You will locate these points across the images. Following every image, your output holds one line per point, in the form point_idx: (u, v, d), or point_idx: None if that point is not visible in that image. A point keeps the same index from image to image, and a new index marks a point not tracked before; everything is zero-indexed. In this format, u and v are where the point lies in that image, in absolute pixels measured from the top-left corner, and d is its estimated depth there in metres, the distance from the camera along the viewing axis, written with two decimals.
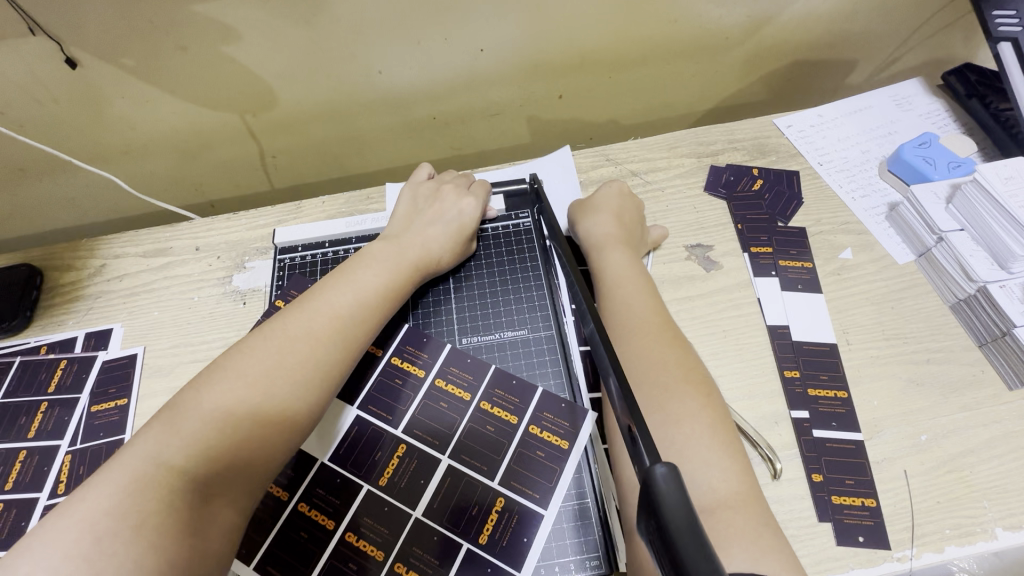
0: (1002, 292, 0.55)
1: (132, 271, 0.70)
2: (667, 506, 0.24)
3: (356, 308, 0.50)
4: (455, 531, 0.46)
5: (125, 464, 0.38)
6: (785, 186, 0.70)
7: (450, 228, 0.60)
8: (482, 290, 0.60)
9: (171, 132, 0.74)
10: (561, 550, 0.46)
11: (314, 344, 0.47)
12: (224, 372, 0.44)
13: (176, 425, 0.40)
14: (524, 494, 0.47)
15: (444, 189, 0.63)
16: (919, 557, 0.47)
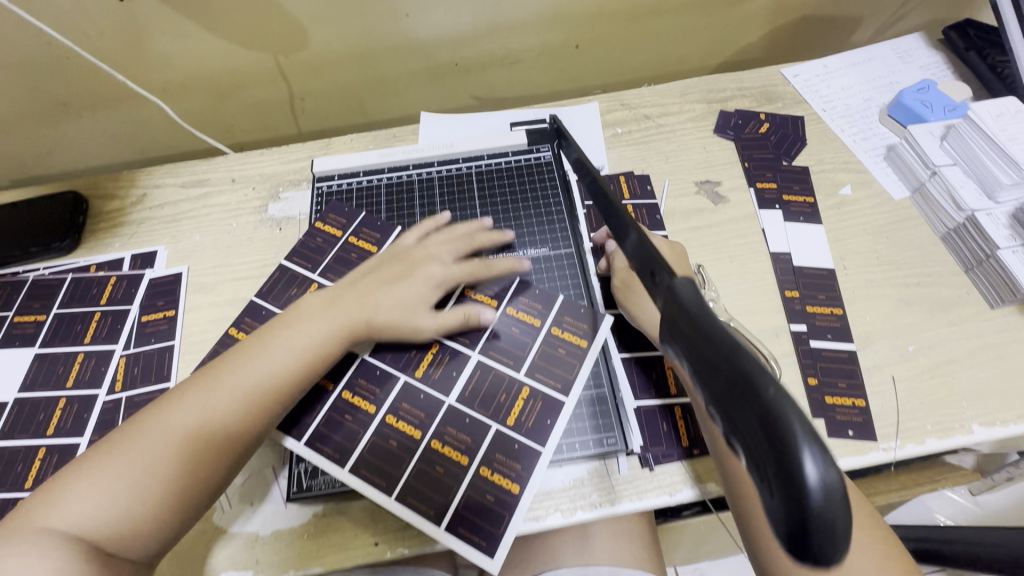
0: (987, 218, 0.59)
1: (172, 200, 0.74)
2: (667, 272, 0.29)
3: (268, 374, 0.48)
4: (483, 414, 0.51)
5: (28, 525, 0.40)
6: (790, 129, 0.74)
7: (404, 297, 0.54)
8: (506, 216, 0.65)
9: (207, 71, 0.77)
10: (580, 430, 0.53)
11: (216, 407, 0.46)
12: (131, 435, 0.45)
13: (79, 484, 0.42)
14: (548, 385, 0.52)
15: (419, 253, 0.58)
16: (903, 447, 0.52)
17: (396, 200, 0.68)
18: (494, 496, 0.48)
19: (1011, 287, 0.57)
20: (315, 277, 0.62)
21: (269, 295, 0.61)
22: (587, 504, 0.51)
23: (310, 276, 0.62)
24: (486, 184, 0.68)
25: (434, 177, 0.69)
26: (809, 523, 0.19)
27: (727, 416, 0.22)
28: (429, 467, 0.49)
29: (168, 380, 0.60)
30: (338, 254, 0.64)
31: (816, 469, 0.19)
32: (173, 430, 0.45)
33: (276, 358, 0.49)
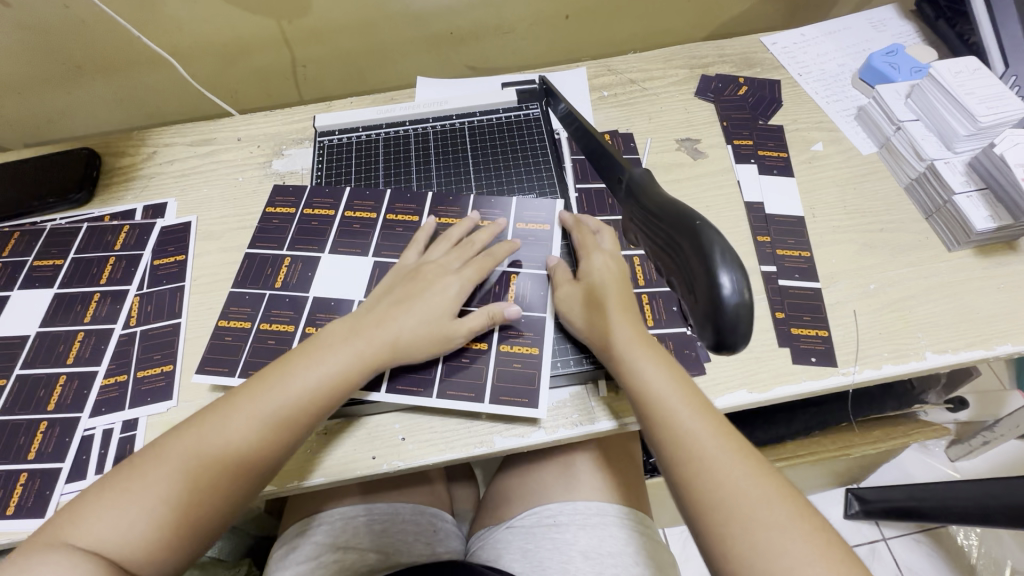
0: (945, 167, 0.64)
1: (181, 157, 0.78)
2: (642, 179, 0.49)
3: (289, 396, 0.49)
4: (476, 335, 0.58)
5: (53, 538, 0.43)
6: (767, 92, 0.79)
7: (424, 318, 0.55)
8: (494, 167, 0.70)
9: (215, 36, 0.81)
10: (562, 351, 0.58)
11: (232, 437, 0.47)
12: (151, 461, 0.46)
13: (100, 507, 0.44)
14: (534, 301, 0.60)
15: (431, 269, 0.59)
16: (860, 371, 0.57)
17: (394, 151, 0.73)
18: (490, 399, 0.55)
19: (965, 229, 0.62)
20: (284, 253, 0.66)
21: (246, 280, 0.64)
22: (568, 421, 0.55)
23: (279, 253, 0.66)
24: (479, 138, 0.72)
25: (430, 132, 0.74)
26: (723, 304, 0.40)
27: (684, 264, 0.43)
28: (431, 376, 0.56)
29: (180, 316, 0.64)
30: (299, 227, 0.67)
31: (729, 282, 0.40)
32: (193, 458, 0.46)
33: (291, 389, 0.50)
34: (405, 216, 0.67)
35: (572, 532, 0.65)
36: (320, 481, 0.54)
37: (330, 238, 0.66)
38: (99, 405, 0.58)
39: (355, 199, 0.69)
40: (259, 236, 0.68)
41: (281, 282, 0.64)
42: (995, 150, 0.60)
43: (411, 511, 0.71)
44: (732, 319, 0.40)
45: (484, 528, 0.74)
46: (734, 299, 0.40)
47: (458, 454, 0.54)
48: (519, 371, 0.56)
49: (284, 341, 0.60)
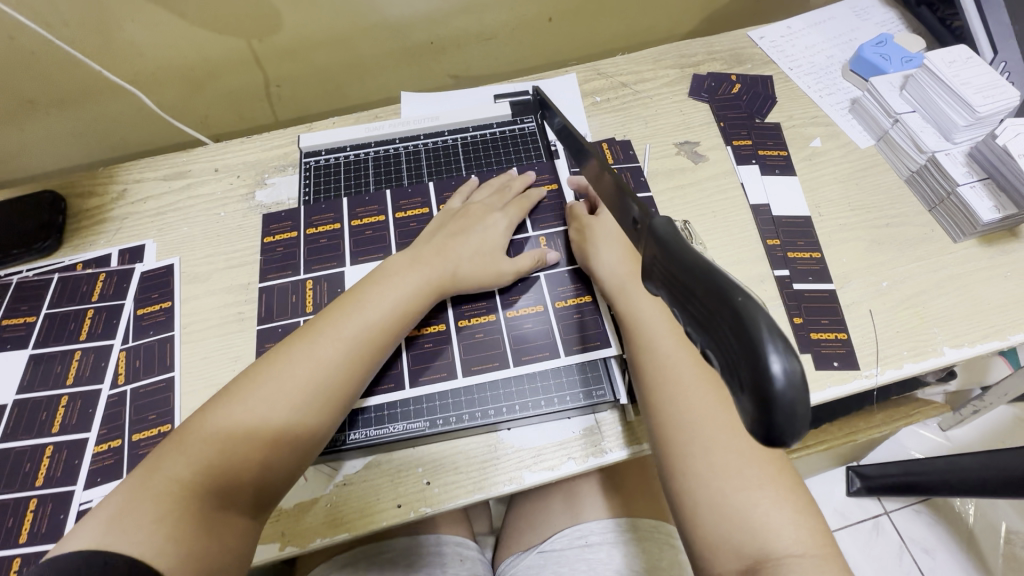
0: (946, 158, 0.64)
1: (155, 193, 0.73)
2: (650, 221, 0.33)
3: (352, 330, 0.50)
4: (483, 309, 0.59)
5: (154, 462, 0.43)
6: (760, 88, 0.78)
7: (480, 245, 0.59)
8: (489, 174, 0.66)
9: (181, 59, 0.76)
10: (569, 383, 0.55)
11: (315, 367, 0.48)
12: (212, 418, 0.45)
13: (169, 458, 0.43)
14: (538, 339, 0.57)
15: (477, 208, 0.62)
16: (883, 372, 0.57)
17: (384, 171, 0.68)
18: (514, 362, 0.57)
19: (971, 220, 0.62)
20: (304, 276, 0.63)
21: (272, 313, 0.61)
22: (596, 449, 0.53)
23: (298, 278, 0.63)
24: (472, 156, 0.69)
25: (421, 150, 0.70)
26: (772, 409, 0.22)
27: (710, 332, 0.25)
28: (452, 359, 0.57)
29: (172, 370, 0.59)
30: (308, 247, 0.64)
31: (779, 362, 0.22)
32: (255, 410, 0.45)
33: (353, 327, 0.50)
34: (415, 211, 0.65)
35: (604, 551, 0.63)
36: (345, 536, 0.51)
37: (348, 250, 0.63)
38: (93, 476, 0.54)
39: (357, 207, 0.66)
40: (266, 267, 0.64)
41: (311, 305, 0.61)
42: (997, 140, 0.60)
43: (435, 542, 0.69)
44: (785, 419, 0.22)
45: (512, 555, 0.72)
46: (790, 397, 0.21)
47: (487, 494, 0.52)
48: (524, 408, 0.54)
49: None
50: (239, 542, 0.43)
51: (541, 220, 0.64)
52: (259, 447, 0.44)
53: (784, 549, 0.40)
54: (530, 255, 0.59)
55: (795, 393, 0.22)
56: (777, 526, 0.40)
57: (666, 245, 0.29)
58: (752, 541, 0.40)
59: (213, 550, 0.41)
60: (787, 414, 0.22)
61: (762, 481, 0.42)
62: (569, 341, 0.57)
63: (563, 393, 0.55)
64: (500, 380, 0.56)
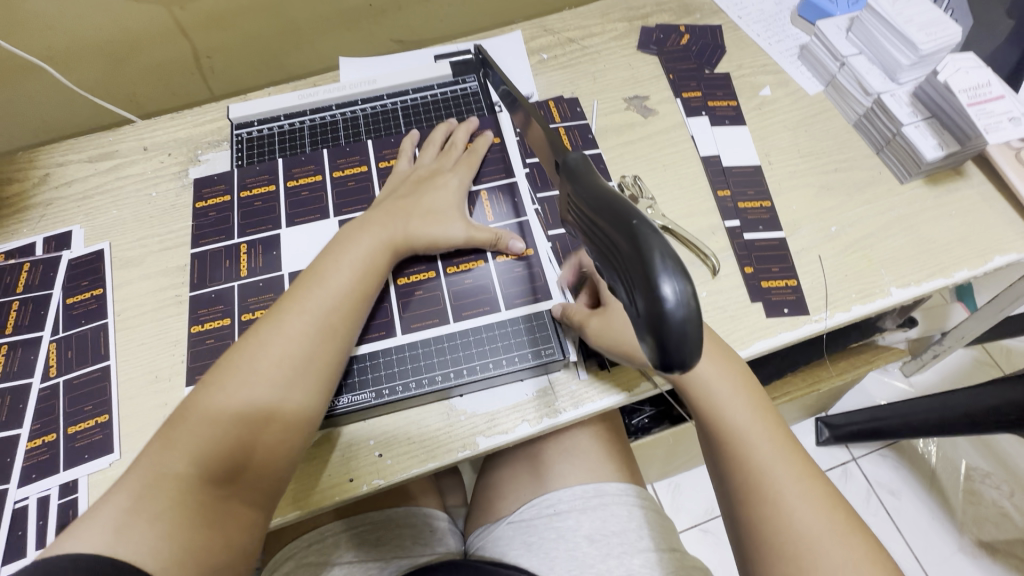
0: (892, 99, 0.63)
1: (80, 176, 0.69)
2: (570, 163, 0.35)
3: (327, 303, 0.47)
4: (423, 266, 0.56)
5: (146, 465, 0.40)
6: (709, 38, 0.76)
7: (436, 196, 0.56)
8: (431, 135, 0.62)
9: (98, 32, 0.71)
10: (520, 344, 0.54)
11: (295, 342, 0.44)
12: (193, 411, 0.42)
13: (157, 455, 0.40)
14: (486, 301, 0.55)
15: (429, 169, 0.58)
16: (832, 316, 0.57)
17: (321, 136, 0.64)
18: (455, 318, 0.54)
19: (916, 160, 0.62)
20: (238, 240, 0.57)
21: (204, 278, 0.55)
22: (550, 410, 0.53)
23: (232, 242, 0.57)
24: (414, 119, 0.65)
25: (359, 116, 0.65)
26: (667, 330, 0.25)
27: (618, 266, 0.28)
28: (390, 318, 0.54)
29: (107, 359, 0.57)
30: (242, 211, 0.59)
31: (673, 290, 0.25)
32: (237, 395, 0.42)
33: (328, 295, 0.47)
34: (353, 169, 0.61)
35: (574, 518, 0.63)
36: (298, 514, 0.49)
37: (284, 213, 0.59)
38: (28, 473, 0.52)
39: (292, 167, 0.61)
40: (198, 233, 0.58)
41: (246, 269, 0.56)
42: (938, 77, 0.59)
43: (403, 513, 0.67)
44: (682, 344, 0.25)
45: (482, 526, 0.71)
46: (679, 316, 0.25)
47: (442, 461, 0.51)
48: (472, 374, 0.52)
49: (225, 337, 0.53)
50: (244, 534, 0.41)
51: (484, 173, 0.61)
52: (249, 430, 0.42)
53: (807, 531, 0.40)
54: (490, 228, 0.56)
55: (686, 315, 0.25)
56: (800, 511, 0.41)
57: (583, 188, 0.32)
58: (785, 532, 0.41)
59: (216, 546, 0.39)
60: (684, 338, 0.25)
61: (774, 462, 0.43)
62: (517, 300, 0.55)
63: (512, 354, 0.53)
64: (444, 337, 0.54)
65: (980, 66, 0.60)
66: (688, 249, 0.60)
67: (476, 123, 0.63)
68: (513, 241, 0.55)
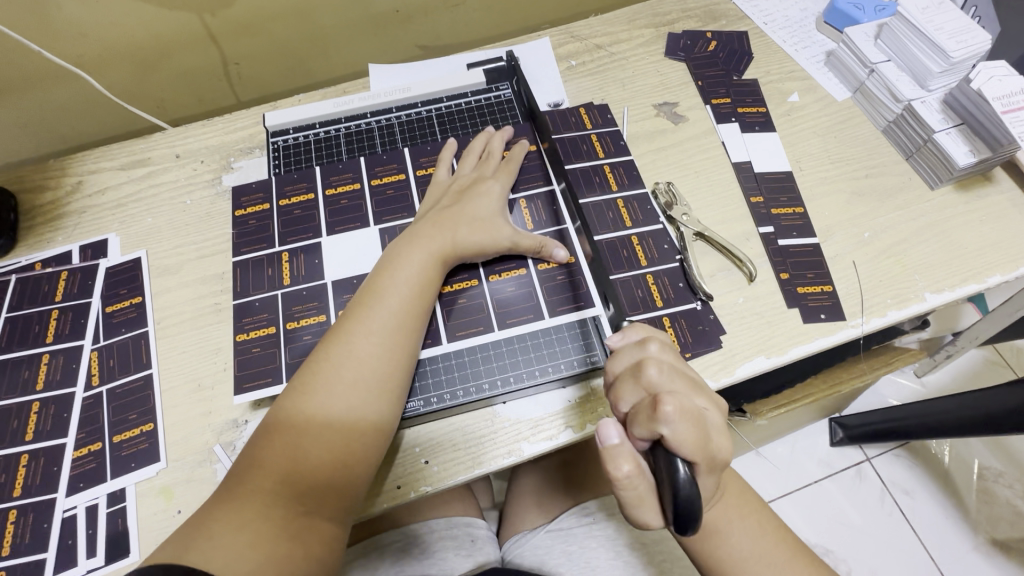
0: (922, 106, 0.64)
1: (114, 183, 0.69)
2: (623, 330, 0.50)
3: (392, 320, 0.48)
4: (466, 275, 0.56)
5: (232, 483, 0.42)
6: (736, 45, 0.76)
7: (481, 207, 0.56)
8: (469, 145, 0.62)
9: (129, 40, 0.71)
10: (563, 352, 0.54)
11: (361, 360, 0.46)
12: (272, 431, 0.44)
13: (245, 472, 0.42)
14: (530, 309, 0.56)
15: (470, 180, 0.59)
16: (868, 321, 0.58)
17: (358, 144, 0.64)
18: (499, 325, 0.55)
19: (947, 166, 0.62)
20: (279, 249, 0.58)
21: (247, 287, 0.56)
22: (594, 416, 0.53)
23: (273, 250, 0.58)
24: (449, 127, 0.66)
25: (395, 124, 0.66)
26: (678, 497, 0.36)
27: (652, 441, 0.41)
28: (435, 326, 0.54)
29: (149, 367, 0.57)
30: (282, 219, 0.59)
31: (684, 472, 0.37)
32: (311, 414, 0.44)
33: (389, 311, 0.48)
34: (391, 177, 0.61)
35: (612, 527, 0.64)
36: None
37: (324, 221, 0.59)
38: (75, 481, 0.52)
39: (330, 175, 0.61)
40: (238, 241, 0.59)
41: (289, 277, 0.56)
42: (972, 85, 0.60)
43: (444, 524, 0.68)
44: (686, 502, 0.36)
45: (517, 534, 0.70)
46: (686, 491, 0.36)
47: (487, 468, 0.51)
48: (518, 381, 0.53)
49: (271, 344, 0.53)
50: (323, 548, 0.42)
51: (523, 181, 0.62)
52: (323, 448, 0.43)
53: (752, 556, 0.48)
54: (533, 238, 0.56)
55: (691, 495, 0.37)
56: None
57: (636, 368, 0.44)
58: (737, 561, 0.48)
59: (302, 560, 0.40)
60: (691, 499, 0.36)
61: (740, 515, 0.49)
62: (560, 307, 0.56)
63: (557, 361, 0.54)
64: (488, 345, 0.54)
65: (1011, 74, 0.60)
66: (723, 255, 0.61)
67: (512, 131, 0.64)
68: (557, 248, 0.56)
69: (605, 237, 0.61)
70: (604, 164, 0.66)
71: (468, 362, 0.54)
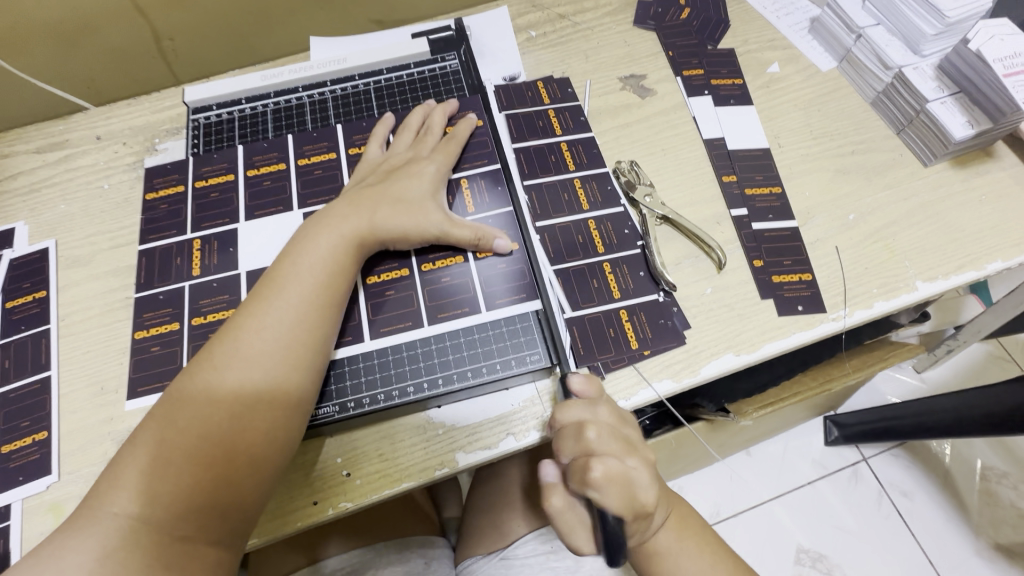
0: (914, 73, 0.57)
1: (28, 168, 0.63)
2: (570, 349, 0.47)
3: (291, 315, 0.42)
4: (396, 265, 0.50)
5: (96, 502, 0.37)
6: (711, 12, 0.70)
7: (410, 189, 0.50)
8: (405, 120, 0.56)
9: (44, 12, 0.65)
10: (500, 351, 0.48)
11: (252, 362, 0.40)
12: (147, 442, 0.38)
13: (109, 493, 0.37)
14: (469, 305, 0.49)
15: (402, 160, 0.52)
16: (852, 314, 0.51)
17: (286, 120, 0.58)
18: (430, 320, 0.49)
19: (942, 140, 0.56)
20: (191, 236, 0.52)
21: (152, 277, 0.50)
22: (535, 422, 0.47)
23: (184, 238, 0.52)
24: (388, 101, 0.59)
25: (328, 98, 0.59)
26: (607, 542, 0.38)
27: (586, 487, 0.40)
28: (358, 321, 0.49)
29: (48, 368, 0.51)
30: (197, 203, 0.53)
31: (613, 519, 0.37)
32: (193, 422, 0.39)
33: (286, 305, 0.42)
34: (320, 157, 0.55)
35: (573, 557, 0.55)
36: (259, 541, 0.44)
37: (242, 205, 0.53)
38: None
39: (253, 155, 0.55)
40: (148, 228, 0.53)
41: (198, 267, 0.50)
42: (969, 47, 0.53)
43: (395, 547, 0.61)
44: (612, 550, 0.38)
45: (472, 555, 0.63)
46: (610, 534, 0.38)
47: (415, 482, 0.45)
48: (449, 384, 0.47)
49: (173, 343, 0.47)
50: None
51: (469, 159, 0.56)
52: (203, 465, 0.38)
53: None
54: (469, 225, 0.50)
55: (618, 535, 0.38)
56: None
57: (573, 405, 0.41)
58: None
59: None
60: (614, 546, 0.38)
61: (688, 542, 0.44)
62: (500, 300, 0.50)
63: (495, 360, 0.48)
64: (417, 342, 0.48)
65: (1016, 33, 0.54)
66: (688, 239, 0.55)
67: (456, 104, 0.58)
68: (498, 237, 0.50)
69: (557, 221, 0.55)
70: (561, 141, 0.60)
71: (392, 362, 0.48)
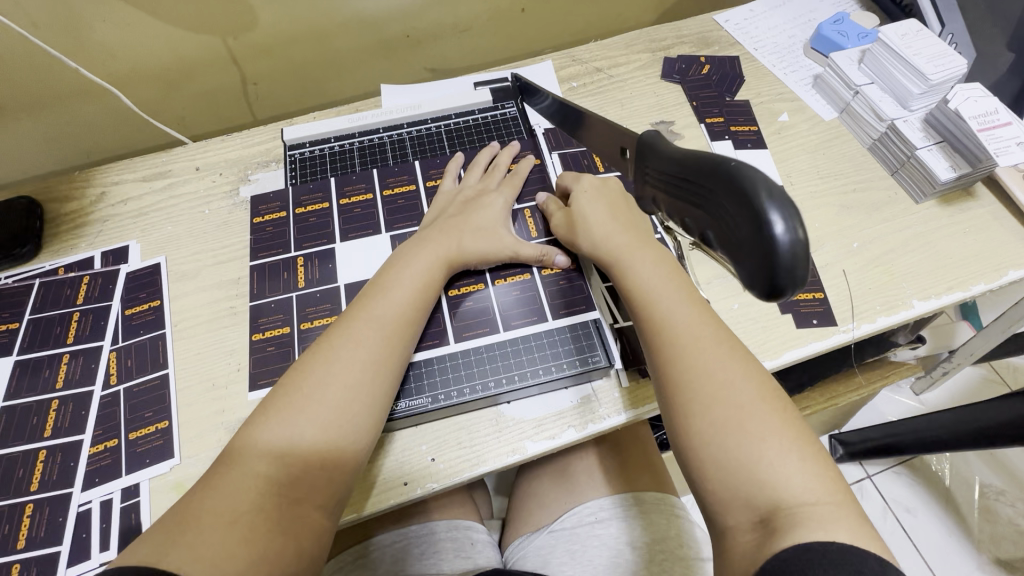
0: (905, 125, 0.68)
1: (136, 194, 0.72)
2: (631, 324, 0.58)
3: (393, 312, 0.51)
4: (472, 281, 0.59)
5: (227, 468, 0.42)
6: (728, 68, 0.81)
7: (486, 217, 0.59)
8: (475, 158, 0.66)
9: (155, 61, 0.75)
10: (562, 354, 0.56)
11: (361, 350, 0.48)
12: (270, 415, 0.45)
13: (238, 459, 0.42)
14: (535, 314, 0.58)
15: (476, 192, 0.62)
16: (859, 327, 0.60)
17: (370, 157, 0.68)
18: (503, 327, 0.57)
19: (929, 180, 0.66)
20: (295, 254, 0.62)
21: (264, 289, 0.60)
22: (594, 416, 0.55)
23: (289, 255, 0.62)
24: (457, 141, 0.69)
25: (405, 138, 0.69)
26: (777, 266, 0.34)
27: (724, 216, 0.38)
28: (441, 327, 0.57)
29: (165, 367, 0.59)
30: (298, 227, 0.64)
31: (782, 229, 0.34)
32: (310, 397, 0.45)
33: (387, 305, 0.51)
34: (402, 188, 0.65)
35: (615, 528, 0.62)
36: (352, 516, 0.51)
37: (337, 228, 0.63)
38: (91, 476, 0.54)
39: (344, 186, 0.65)
40: (256, 246, 0.64)
41: (304, 281, 0.60)
42: (949, 105, 0.64)
43: (445, 526, 0.68)
44: (784, 268, 0.34)
45: (521, 536, 0.70)
46: (787, 250, 0.34)
47: (492, 466, 0.53)
48: (521, 381, 0.55)
49: (285, 343, 0.57)
50: (313, 540, 0.42)
51: (529, 192, 0.65)
52: (319, 434, 0.44)
53: (797, 498, 0.36)
54: (534, 247, 0.59)
55: (792, 254, 0.34)
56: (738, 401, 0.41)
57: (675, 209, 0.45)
58: (761, 491, 0.37)
59: (292, 556, 0.40)
60: (787, 268, 0.34)
61: (765, 431, 0.39)
62: (561, 310, 0.58)
63: (559, 361, 0.56)
64: (494, 345, 0.57)
65: (986, 95, 0.64)
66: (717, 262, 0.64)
67: (518, 145, 0.68)
68: (558, 255, 0.59)
69: None
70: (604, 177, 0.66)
71: (471, 361, 0.56)
